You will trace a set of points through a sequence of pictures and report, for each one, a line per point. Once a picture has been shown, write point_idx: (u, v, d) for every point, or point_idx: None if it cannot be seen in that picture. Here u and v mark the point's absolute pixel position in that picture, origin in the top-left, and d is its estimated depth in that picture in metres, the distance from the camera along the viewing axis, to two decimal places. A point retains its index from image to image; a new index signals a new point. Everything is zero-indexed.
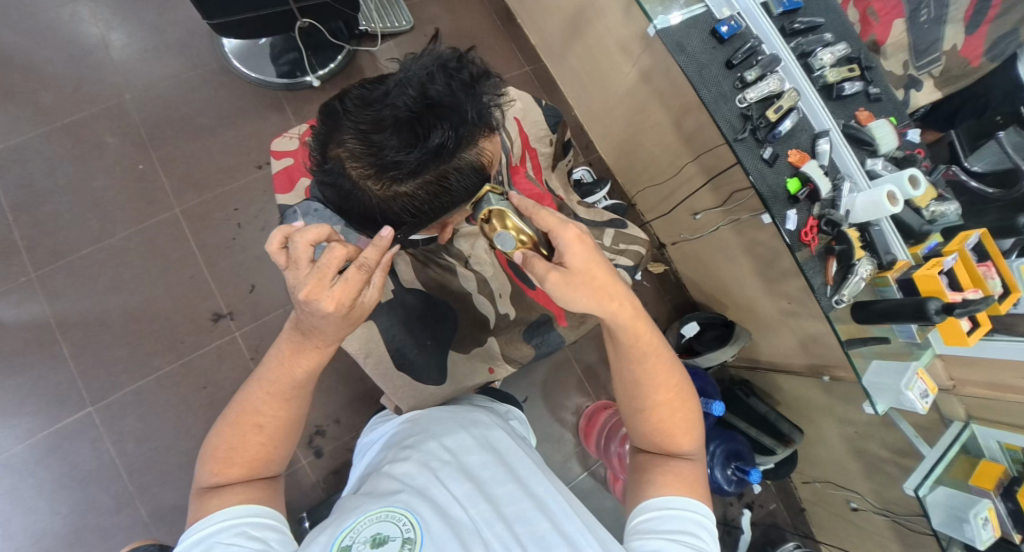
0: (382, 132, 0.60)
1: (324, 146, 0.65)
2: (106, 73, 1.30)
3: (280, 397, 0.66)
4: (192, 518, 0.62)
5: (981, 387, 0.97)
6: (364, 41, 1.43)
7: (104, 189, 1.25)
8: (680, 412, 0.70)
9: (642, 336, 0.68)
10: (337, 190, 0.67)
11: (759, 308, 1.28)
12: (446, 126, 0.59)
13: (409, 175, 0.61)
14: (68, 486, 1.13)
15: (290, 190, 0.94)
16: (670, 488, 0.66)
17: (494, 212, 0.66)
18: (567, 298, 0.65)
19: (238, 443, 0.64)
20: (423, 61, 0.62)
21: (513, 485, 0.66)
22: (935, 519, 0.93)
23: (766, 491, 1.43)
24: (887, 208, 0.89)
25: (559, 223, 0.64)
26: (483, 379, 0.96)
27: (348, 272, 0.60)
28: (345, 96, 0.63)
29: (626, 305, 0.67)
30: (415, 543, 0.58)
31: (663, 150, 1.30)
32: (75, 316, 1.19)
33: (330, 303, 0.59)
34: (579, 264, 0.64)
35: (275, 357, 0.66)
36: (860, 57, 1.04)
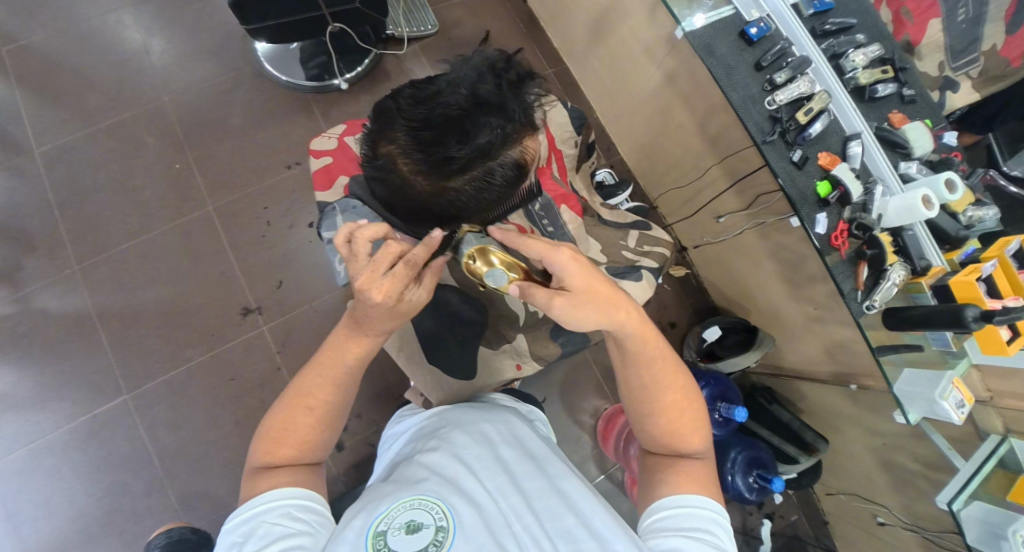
0: (432, 128, 0.59)
1: (374, 144, 0.65)
2: (147, 76, 1.36)
3: (331, 383, 0.68)
4: (244, 495, 0.66)
5: (1019, 401, 0.93)
6: (390, 45, 1.45)
7: (143, 187, 1.31)
8: (688, 412, 0.69)
9: (648, 345, 0.67)
10: (385, 187, 0.67)
11: (783, 314, 1.26)
12: (494, 124, 0.58)
13: (457, 172, 0.60)
14: (105, 470, 1.19)
15: (329, 188, 0.93)
16: (683, 486, 0.66)
17: (474, 251, 0.63)
18: (578, 320, 0.62)
19: (289, 425, 0.67)
20: (472, 63, 0.62)
21: (541, 482, 0.67)
22: (970, 536, 0.89)
23: (788, 501, 1.40)
24: (922, 214, 0.87)
25: (551, 248, 0.60)
26: (510, 376, 0.94)
27: (398, 266, 0.62)
28: (397, 96, 0.63)
29: (633, 314, 0.65)
30: (448, 533, 0.60)
31: (686, 153, 1.28)
32: (114, 308, 1.25)
33: (379, 294, 0.61)
34: (580, 284, 0.62)
35: (330, 342, 0.69)
36: (894, 58, 1.02)
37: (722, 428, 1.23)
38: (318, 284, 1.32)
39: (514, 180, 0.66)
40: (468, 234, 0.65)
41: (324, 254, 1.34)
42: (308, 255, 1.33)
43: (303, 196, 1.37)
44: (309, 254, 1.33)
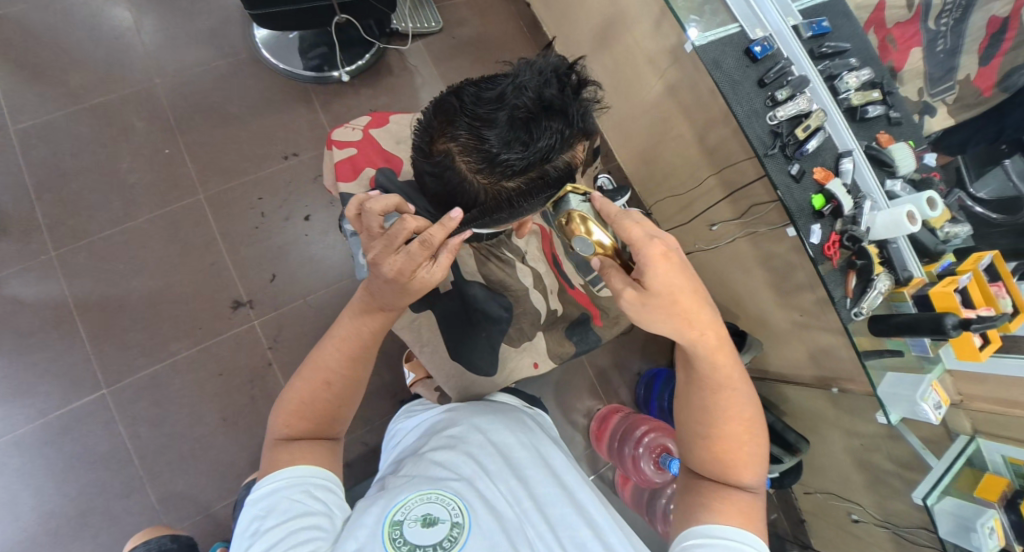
0: (497, 129, 0.60)
1: (430, 140, 0.65)
2: (136, 57, 1.30)
3: (348, 355, 0.70)
4: (264, 468, 0.67)
5: (989, 403, 1.01)
6: (393, 40, 1.44)
7: (130, 171, 1.26)
8: (746, 443, 0.68)
9: (722, 363, 0.67)
10: (438, 182, 0.67)
11: (771, 319, 1.32)
12: (556, 131, 0.61)
13: (517, 172, 0.62)
14: (79, 468, 1.12)
15: (354, 178, 0.92)
16: (729, 516, 0.65)
17: (576, 214, 0.63)
18: (646, 320, 0.62)
19: (307, 399, 0.69)
20: (536, 64, 0.62)
21: (555, 488, 0.68)
22: (943, 528, 0.98)
23: (767, 500, 1.46)
24: (908, 226, 0.94)
25: (643, 242, 0.59)
26: (528, 374, 0.95)
27: (412, 246, 0.62)
28: (458, 92, 0.63)
29: (709, 333, 0.64)
30: (463, 528, 0.61)
31: (684, 162, 1.33)
32: (94, 298, 1.19)
33: (390, 269, 0.63)
34: (661, 287, 0.60)
35: (346, 315, 0.70)
36: (882, 82, 1.09)
37: None
38: (313, 279, 1.30)
39: (566, 180, 0.68)
40: (570, 195, 0.64)
41: (320, 249, 1.32)
42: (303, 249, 1.31)
43: (300, 188, 1.34)
44: (305, 248, 1.31)
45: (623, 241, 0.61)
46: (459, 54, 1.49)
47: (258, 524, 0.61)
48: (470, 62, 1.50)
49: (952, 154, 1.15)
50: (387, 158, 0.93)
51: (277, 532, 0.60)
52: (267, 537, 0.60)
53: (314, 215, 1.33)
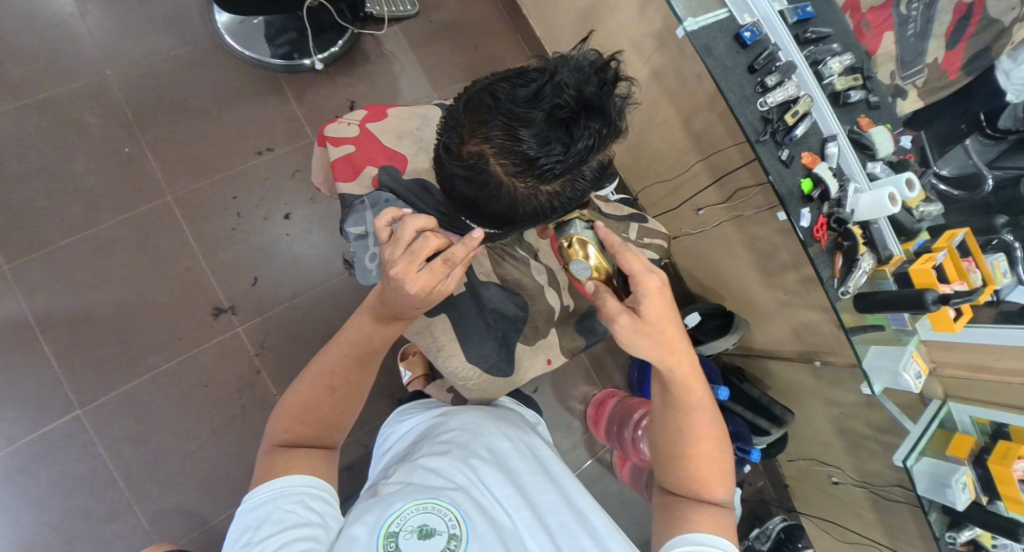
0: (535, 129, 0.57)
1: (460, 141, 0.62)
2: (83, 46, 1.19)
3: (356, 361, 0.70)
4: (257, 476, 0.65)
5: (959, 368, 1.07)
6: (368, 24, 1.37)
7: (87, 173, 1.16)
8: (716, 461, 0.71)
9: (696, 392, 0.71)
10: (470, 187, 0.65)
11: (756, 299, 1.37)
12: (594, 131, 0.59)
13: (556, 176, 0.61)
14: (57, 496, 1.05)
15: (354, 178, 0.88)
16: (707, 525, 0.68)
17: (577, 239, 0.72)
18: (632, 341, 0.69)
19: (309, 402, 0.68)
20: (571, 60, 0.59)
21: (554, 494, 0.67)
22: (921, 487, 1.03)
23: (754, 470, 1.55)
24: (890, 208, 0.95)
25: (644, 272, 0.68)
26: (543, 371, 0.96)
27: (435, 263, 0.63)
28: (491, 90, 0.60)
29: (684, 361, 0.70)
30: (460, 540, 0.58)
31: (669, 148, 1.34)
32: (56, 312, 1.10)
33: (414, 285, 0.63)
34: (655, 317, 0.68)
35: (354, 323, 0.70)
36: (861, 67, 1.08)
37: None
38: (299, 280, 1.24)
39: (596, 178, 0.68)
40: (576, 220, 0.73)
41: (303, 248, 1.26)
42: (286, 249, 1.24)
43: (277, 185, 1.27)
44: (287, 249, 1.24)
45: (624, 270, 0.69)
46: (436, 39, 1.44)
47: (248, 534, 0.58)
48: (449, 48, 1.45)
49: (913, 129, 1.13)
50: (388, 155, 0.89)
51: (268, 544, 0.56)
52: (259, 547, 0.56)
53: (294, 213, 1.26)
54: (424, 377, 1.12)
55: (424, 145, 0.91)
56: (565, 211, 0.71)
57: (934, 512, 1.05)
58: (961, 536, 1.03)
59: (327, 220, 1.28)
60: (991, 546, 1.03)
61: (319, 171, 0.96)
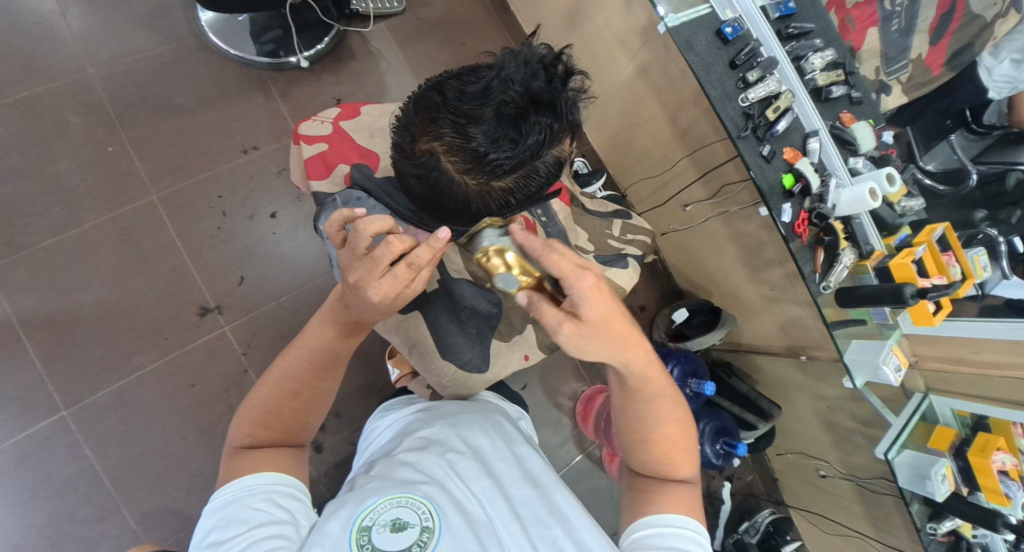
0: (484, 126, 0.57)
1: (412, 140, 0.62)
2: (64, 44, 1.18)
3: (316, 367, 0.69)
4: (223, 478, 0.65)
5: (939, 361, 1.08)
6: (353, 22, 1.37)
7: (69, 173, 1.15)
8: (680, 441, 0.72)
9: (656, 379, 0.70)
10: (423, 184, 0.64)
11: (743, 294, 1.38)
12: (546, 126, 0.58)
13: (507, 171, 0.59)
14: (42, 498, 1.05)
15: (327, 176, 0.88)
16: (674, 506, 0.69)
17: (492, 250, 0.62)
18: (583, 349, 0.63)
19: (265, 410, 0.68)
20: (519, 54, 0.59)
21: (528, 488, 0.66)
22: (902, 479, 1.04)
23: (743, 464, 1.56)
24: (870, 203, 0.94)
25: (576, 272, 0.60)
26: (520, 367, 0.95)
27: (398, 269, 0.63)
28: (440, 87, 0.60)
29: (640, 354, 0.67)
30: (433, 533, 0.58)
31: (656, 144, 1.35)
32: (40, 313, 1.10)
33: (376, 293, 0.63)
34: (597, 316, 0.62)
35: (312, 326, 0.69)
36: (844, 62, 1.07)
37: (692, 402, 1.33)
38: (286, 278, 1.24)
39: (552, 174, 0.65)
40: (487, 228, 0.64)
41: (289, 247, 1.25)
42: (273, 248, 1.24)
43: (263, 183, 1.27)
44: (274, 248, 1.24)
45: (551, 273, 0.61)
46: (423, 36, 1.43)
47: (216, 535, 0.58)
48: (436, 45, 1.44)
49: (900, 125, 1.12)
50: (361, 154, 0.89)
51: (239, 542, 0.57)
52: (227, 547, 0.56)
53: (281, 212, 1.26)
54: (410, 375, 1.10)
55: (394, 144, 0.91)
56: (521, 207, 0.69)
57: (915, 503, 1.05)
58: (942, 527, 1.04)
59: (313, 218, 1.27)
60: (972, 536, 1.04)
61: (296, 169, 0.95)
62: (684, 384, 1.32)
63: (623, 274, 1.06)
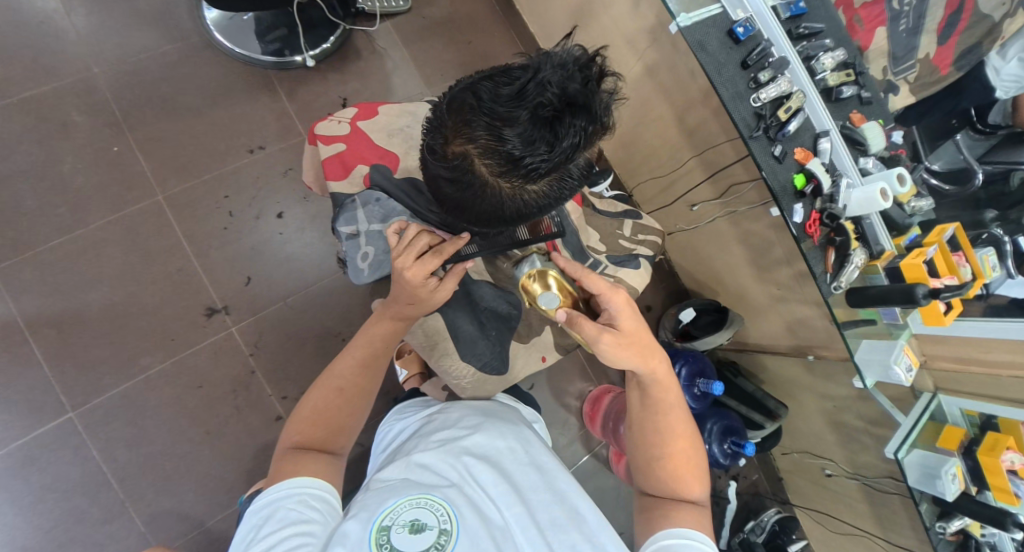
0: (519, 128, 0.56)
1: (444, 142, 0.62)
2: (68, 43, 1.17)
3: (363, 364, 0.74)
4: (269, 476, 0.65)
5: (948, 361, 1.07)
6: (359, 20, 1.36)
7: (74, 173, 1.14)
8: (690, 459, 0.73)
9: (672, 392, 0.75)
10: (455, 187, 0.64)
11: (750, 294, 1.38)
12: (580, 129, 0.57)
13: (542, 174, 0.59)
14: (50, 500, 1.04)
15: (345, 177, 0.87)
16: (687, 521, 0.68)
17: (535, 271, 0.75)
18: (614, 356, 0.71)
19: (321, 407, 0.71)
20: (555, 56, 0.57)
21: (545, 491, 0.66)
22: (910, 478, 1.05)
23: (749, 463, 1.57)
24: (880, 203, 0.94)
25: (611, 289, 0.71)
26: (537, 368, 0.96)
27: (426, 256, 0.71)
28: (474, 88, 0.59)
29: (661, 365, 0.74)
30: (451, 535, 0.58)
31: (663, 144, 1.34)
32: (46, 314, 1.09)
33: (409, 272, 0.70)
34: (628, 328, 0.72)
35: (365, 328, 0.77)
36: (854, 62, 1.06)
37: (699, 401, 1.34)
38: (293, 279, 1.23)
39: (584, 174, 0.66)
40: (534, 256, 0.77)
41: (296, 247, 1.25)
42: (279, 248, 1.23)
43: (269, 183, 1.26)
44: (280, 248, 1.23)
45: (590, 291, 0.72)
46: (429, 35, 1.42)
47: (252, 531, 0.59)
48: (441, 44, 1.44)
49: (906, 125, 1.12)
50: (380, 154, 0.89)
51: (268, 540, 0.57)
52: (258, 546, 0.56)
53: (287, 212, 1.25)
54: (418, 377, 1.13)
55: (413, 144, 0.90)
56: (552, 209, 0.69)
57: (925, 503, 1.06)
58: (951, 526, 1.04)
59: (320, 218, 1.27)
60: (981, 535, 1.05)
61: (308, 169, 0.95)
62: (692, 383, 1.32)
63: (635, 275, 1.06)
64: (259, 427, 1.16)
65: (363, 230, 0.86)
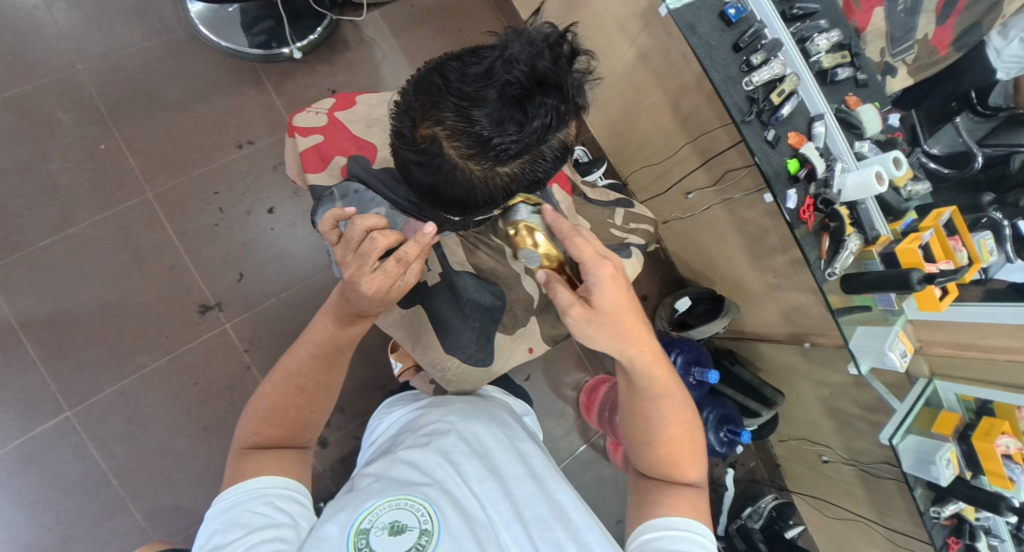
0: (487, 109, 0.55)
1: (412, 125, 0.60)
2: (52, 40, 1.15)
3: (324, 361, 0.70)
4: (228, 479, 0.64)
5: (945, 347, 1.07)
6: (347, 10, 1.34)
7: (62, 172, 1.13)
8: (685, 442, 0.72)
9: (660, 375, 0.71)
10: (424, 171, 0.62)
11: (746, 282, 1.37)
12: (551, 109, 0.56)
13: (512, 156, 0.58)
14: (50, 498, 1.05)
15: (323, 169, 0.86)
16: (679, 509, 0.69)
17: (524, 225, 0.68)
18: (587, 336, 0.67)
19: (276, 404, 0.68)
20: (524, 33, 0.56)
21: (531, 487, 0.66)
22: (905, 463, 1.04)
23: (747, 450, 1.57)
24: (876, 187, 0.93)
25: (594, 262, 0.64)
26: (525, 360, 0.96)
27: (387, 264, 0.63)
28: (441, 69, 0.57)
29: (644, 350, 0.69)
30: (432, 536, 0.58)
31: (657, 131, 1.33)
32: (39, 314, 1.09)
33: (369, 286, 0.63)
34: (608, 307, 0.65)
35: (319, 322, 0.69)
36: (850, 44, 1.04)
37: (695, 390, 1.33)
38: (286, 275, 1.23)
39: (560, 159, 0.65)
40: (520, 204, 0.68)
41: (288, 242, 1.24)
42: (271, 244, 1.23)
43: (259, 177, 1.25)
44: (272, 244, 1.23)
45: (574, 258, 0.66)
46: (419, 23, 1.40)
47: (216, 539, 0.58)
48: (431, 33, 1.41)
49: (904, 109, 1.10)
50: (359, 145, 0.88)
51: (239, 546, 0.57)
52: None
53: (279, 206, 1.24)
54: (415, 368, 1.09)
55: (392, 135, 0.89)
56: (528, 191, 0.68)
57: (919, 487, 1.05)
58: (946, 510, 1.04)
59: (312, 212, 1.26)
60: (975, 519, 1.05)
61: (291, 162, 0.93)
62: (688, 372, 1.32)
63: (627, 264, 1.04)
64: None
65: None
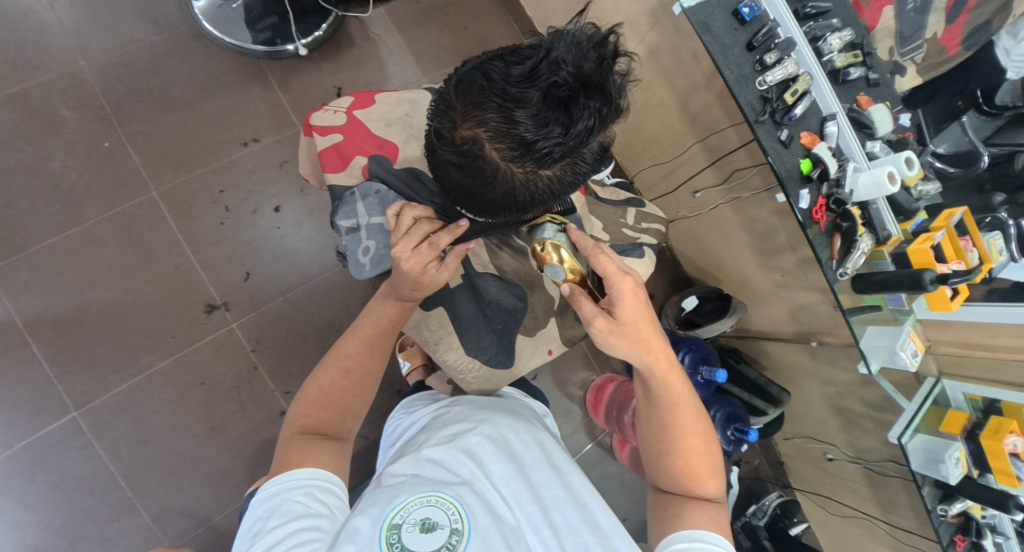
0: (532, 109, 0.54)
1: (452, 126, 0.59)
2: (54, 36, 1.14)
3: (371, 342, 0.74)
4: (274, 467, 0.65)
5: (952, 346, 1.07)
6: (352, 6, 1.32)
7: (66, 170, 1.12)
8: (702, 455, 0.72)
9: (680, 385, 0.73)
10: (463, 173, 0.61)
11: (753, 281, 1.37)
12: (595, 113, 0.56)
13: (555, 159, 0.57)
14: (58, 499, 1.05)
15: (344, 169, 0.86)
16: (702, 522, 0.68)
17: (550, 243, 0.73)
18: (610, 345, 0.70)
19: (326, 387, 0.71)
20: (568, 34, 0.56)
21: (557, 488, 0.65)
22: (914, 462, 1.04)
23: (751, 448, 1.58)
24: (888, 188, 0.92)
25: (615, 274, 0.69)
26: (545, 361, 0.96)
27: (424, 247, 0.70)
28: (483, 69, 0.56)
29: (662, 357, 0.72)
30: (462, 535, 0.58)
31: (665, 130, 1.32)
32: (44, 314, 1.08)
33: (405, 264, 0.69)
34: (628, 317, 0.70)
35: (370, 307, 0.76)
36: (862, 43, 1.04)
37: (703, 389, 1.34)
38: (292, 274, 1.22)
39: (597, 161, 0.65)
40: (547, 223, 0.75)
41: (294, 241, 1.23)
42: (277, 243, 1.22)
43: (265, 176, 1.24)
44: (279, 243, 1.22)
45: (597, 272, 0.70)
46: (425, 20, 1.39)
47: (258, 525, 0.58)
48: (437, 30, 1.40)
49: (911, 107, 1.09)
50: (379, 144, 0.87)
51: (276, 534, 0.57)
52: (265, 540, 0.56)
53: (285, 206, 1.23)
54: (423, 367, 1.13)
55: (413, 132, 0.88)
56: (566, 195, 0.67)
57: (927, 486, 1.05)
58: (952, 509, 1.04)
59: (318, 211, 1.25)
60: (981, 517, 1.06)
61: (305, 161, 0.93)
62: (696, 371, 1.32)
63: (640, 264, 1.04)
64: (263, 423, 1.16)
65: (363, 223, 0.83)
